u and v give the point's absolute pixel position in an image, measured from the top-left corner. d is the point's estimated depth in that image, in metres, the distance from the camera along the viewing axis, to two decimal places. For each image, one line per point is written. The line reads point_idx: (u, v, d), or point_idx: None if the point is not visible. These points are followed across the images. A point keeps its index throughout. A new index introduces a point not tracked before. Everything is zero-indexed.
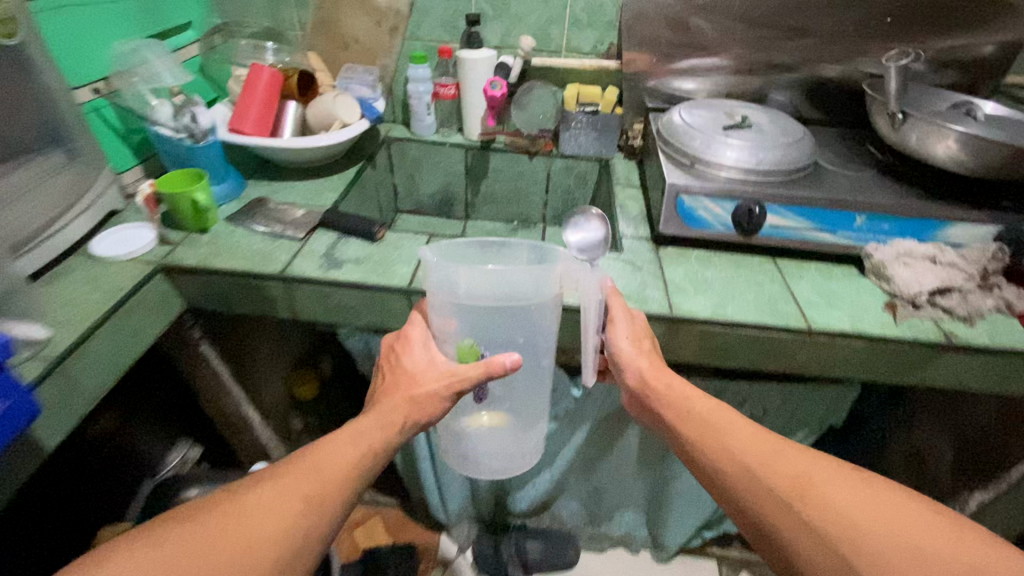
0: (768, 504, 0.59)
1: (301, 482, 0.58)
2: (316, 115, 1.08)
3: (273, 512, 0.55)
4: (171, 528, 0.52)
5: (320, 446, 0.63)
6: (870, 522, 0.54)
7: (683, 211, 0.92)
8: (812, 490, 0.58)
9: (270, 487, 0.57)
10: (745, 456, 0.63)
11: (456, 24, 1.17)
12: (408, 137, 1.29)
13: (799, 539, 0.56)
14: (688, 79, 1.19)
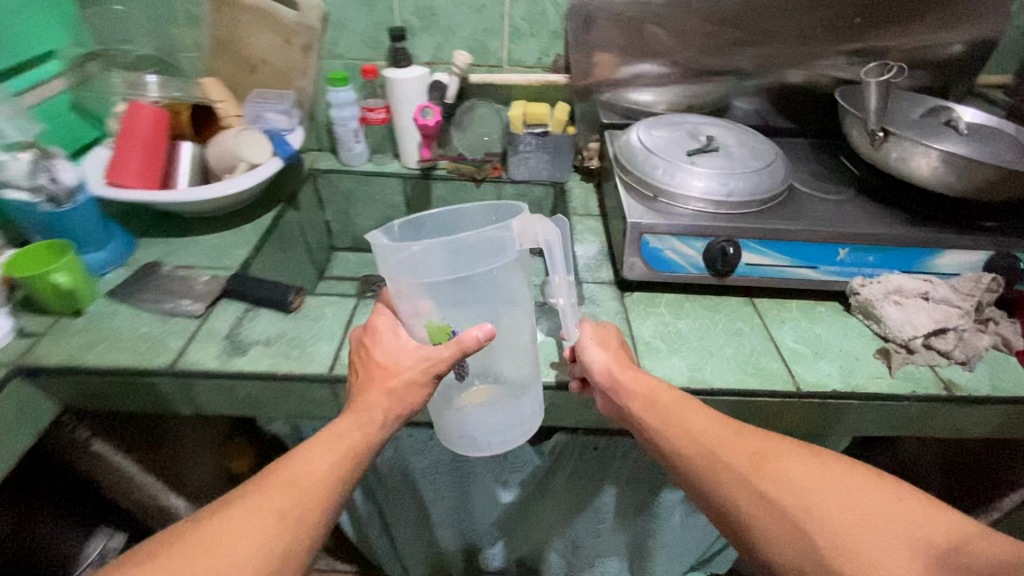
0: (733, 489, 0.58)
1: (268, 502, 0.53)
2: (217, 156, 0.92)
3: (239, 539, 0.50)
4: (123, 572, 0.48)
5: (286, 461, 0.57)
6: (829, 500, 0.54)
7: (648, 253, 0.81)
8: (774, 470, 0.57)
9: (233, 513, 0.52)
10: (712, 443, 0.61)
11: (379, 40, 1.02)
12: (336, 169, 1.13)
13: (764, 521, 0.56)
14: (646, 91, 1.07)
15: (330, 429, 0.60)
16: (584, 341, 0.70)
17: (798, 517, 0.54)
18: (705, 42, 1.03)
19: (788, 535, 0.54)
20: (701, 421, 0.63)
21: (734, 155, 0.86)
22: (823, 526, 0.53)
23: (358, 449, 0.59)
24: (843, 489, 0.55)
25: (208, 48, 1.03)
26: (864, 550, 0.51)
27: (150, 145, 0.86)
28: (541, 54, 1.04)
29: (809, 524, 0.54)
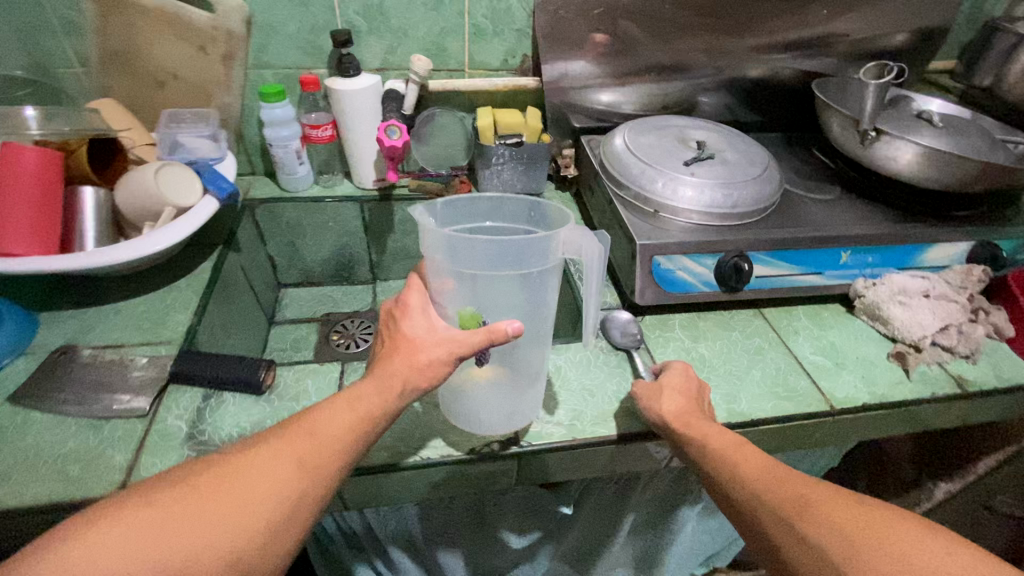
0: (767, 518, 0.48)
1: (283, 453, 0.48)
2: (132, 199, 0.74)
3: (250, 485, 0.45)
4: (128, 503, 0.43)
5: (311, 413, 0.51)
6: (878, 546, 0.42)
7: (661, 276, 0.75)
8: (813, 506, 0.46)
9: (246, 456, 0.47)
10: (752, 473, 0.51)
11: (317, 44, 0.86)
12: (278, 196, 0.97)
13: (797, 557, 0.45)
14: (619, 91, 1.00)
15: (354, 387, 0.53)
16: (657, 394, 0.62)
17: (834, 557, 0.43)
18: (678, 35, 0.96)
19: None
20: (752, 458, 0.53)
21: (730, 161, 0.82)
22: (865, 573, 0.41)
23: (381, 410, 0.52)
24: (902, 540, 0.42)
25: (97, 62, 0.82)
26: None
27: (41, 198, 0.67)
28: (506, 56, 0.93)
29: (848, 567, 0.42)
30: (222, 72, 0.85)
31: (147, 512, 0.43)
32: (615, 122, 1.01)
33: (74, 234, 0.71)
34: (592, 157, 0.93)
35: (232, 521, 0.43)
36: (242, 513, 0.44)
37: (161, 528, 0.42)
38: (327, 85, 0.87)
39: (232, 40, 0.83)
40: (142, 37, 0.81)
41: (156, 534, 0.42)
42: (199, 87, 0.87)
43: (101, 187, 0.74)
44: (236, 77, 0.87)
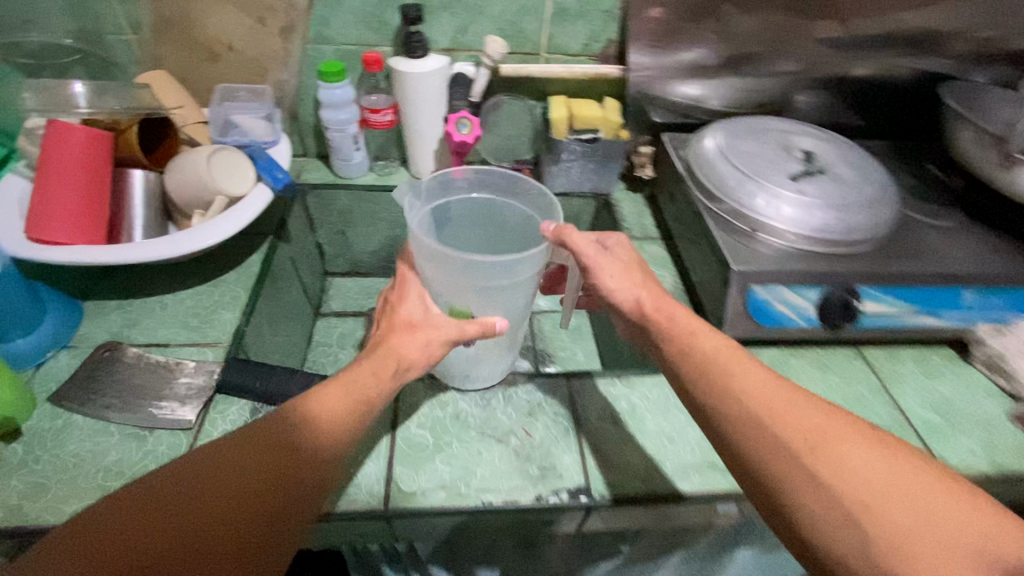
0: (771, 456, 0.43)
1: (304, 437, 0.42)
2: (182, 188, 0.69)
3: (283, 480, 0.40)
4: (130, 520, 0.35)
5: (311, 392, 0.46)
6: (898, 501, 0.39)
7: (755, 307, 0.66)
8: (835, 451, 0.42)
9: (260, 444, 0.41)
10: (756, 399, 0.46)
11: (383, 20, 0.78)
12: (330, 182, 0.91)
13: (810, 506, 0.41)
14: (710, 84, 0.89)
15: (351, 367, 0.49)
16: (609, 273, 0.60)
17: (856, 510, 0.39)
18: (781, 29, 0.86)
19: (836, 526, 0.40)
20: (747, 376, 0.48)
21: (844, 179, 0.71)
22: (886, 526, 0.38)
23: (382, 387, 0.49)
24: (920, 493, 0.40)
25: (151, 29, 0.76)
26: (931, 563, 0.37)
27: (86, 182, 0.62)
28: (589, 40, 0.83)
29: (869, 521, 0.39)
30: (281, 45, 0.79)
31: (166, 523, 0.36)
32: (701, 119, 0.91)
33: (120, 221, 0.66)
34: (676, 160, 0.83)
35: (267, 517, 0.39)
36: (279, 507, 0.39)
37: (189, 540, 0.36)
38: (391, 64, 0.79)
39: (293, 12, 0.76)
40: (199, 5, 0.75)
41: (187, 548, 0.35)
42: (254, 61, 0.80)
43: (151, 171, 0.69)
44: (295, 52, 0.80)
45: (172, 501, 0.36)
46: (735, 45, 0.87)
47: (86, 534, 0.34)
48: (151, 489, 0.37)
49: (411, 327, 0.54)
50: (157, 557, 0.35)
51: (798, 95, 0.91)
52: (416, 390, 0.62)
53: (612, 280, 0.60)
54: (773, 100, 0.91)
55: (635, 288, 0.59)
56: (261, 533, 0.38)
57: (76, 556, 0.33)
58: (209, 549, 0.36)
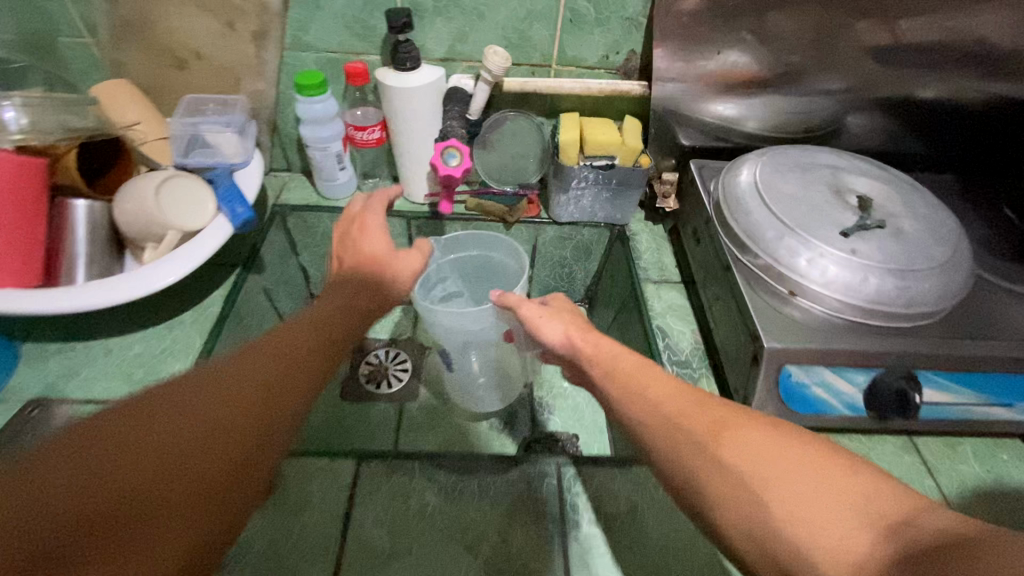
0: (680, 450, 0.41)
1: (299, 356, 0.39)
2: (129, 222, 0.61)
3: (287, 393, 0.36)
4: (118, 427, 0.28)
5: (290, 321, 0.42)
6: (792, 470, 0.36)
7: (789, 393, 0.55)
8: (729, 434, 0.39)
9: (254, 361, 0.36)
10: (662, 402, 0.44)
11: (368, 24, 0.68)
12: (312, 202, 0.82)
13: (716, 487, 0.38)
14: (748, 104, 0.76)
15: (321, 304, 0.46)
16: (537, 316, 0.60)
17: (753, 480, 0.36)
18: (842, 42, 0.72)
19: (736, 504, 0.36)
20: (655, 387, 0.47)
21: (910, 235, 0.58)
22: (783, 493, 0.35)
23: (356, 324, 0.47)
24: (813, 461, 0.36)
25: (110, 33, 0.68)
26: (826, 525, 0.33)
27: (12, 219, 0.53)
28: (608, 51, 0.71)
29: (766, 491, 0.35)
30: (254, 53, 0.69)
31: (167, 429, 0.29)
32: (735, 142, 0.78)
33: (57, 259, 0.58)
34: (702, 195, 0.71)
35: (278, 430, 0.34)
36: (284, 419, 0.35)
37: (197, 449, 0.30)
38: (377, 76, 0.69)
39: (266, 16, 0.67)
40: (162, 6, 0.66)
41: (194, 457, 0.29)
42: (226, 69, 0.71)
43: (98, 201, 0.61)
44: (270, 60, 0.71)
45: (167, 408, 0.30)
46: (783, 61, 0.73)
47: (54, 446, 0.27)
48: (137, 399, 0.30)
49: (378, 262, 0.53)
50: (161, 465, 0.28)
51: (854, 118, 0.78)
52: (379, 474, 0.53)
53: (545, 325, 0.60)
54: (822, 123, 0.78)
55: (565, 326, 0.59)
56: (267, 448, 0.33)
57: (54, 468, 0.26)
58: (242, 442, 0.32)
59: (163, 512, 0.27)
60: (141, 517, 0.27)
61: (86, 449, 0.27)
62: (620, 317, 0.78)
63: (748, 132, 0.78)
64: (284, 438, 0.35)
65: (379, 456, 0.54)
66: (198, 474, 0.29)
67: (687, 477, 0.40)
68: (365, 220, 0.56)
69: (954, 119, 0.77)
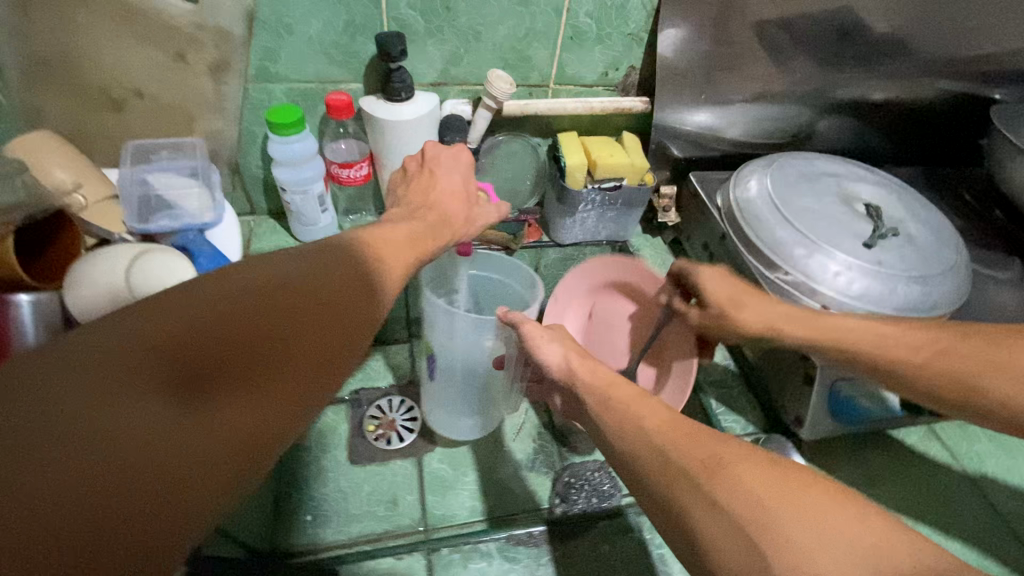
0: (672, 486, 0.37)
1: (383, 259, 0.39)
2: (87, 312, 0.48)
3: (373, 280, 0.36)
4: (215, 290, 0.30)
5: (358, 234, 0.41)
6: (794, 512, 0.32)
7: (837, 405, 0.57)
8: (729, 469, 0.35)
9: (345, 249, 0.37)
10: (659, 434, 0.41)
11: (351, 50, 0.60)
12: (291, 249, 0.72)
13: (708, 531, 0.34)
14: (727, 112, 0.75)
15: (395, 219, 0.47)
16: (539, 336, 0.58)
17: (747, 518, 0.33)
18: (828, 50, 0.73)
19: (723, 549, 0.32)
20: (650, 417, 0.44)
21: (917, 239, 0.62)
22: (781, 539, 0.31)
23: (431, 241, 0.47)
24: (815, 505, 0.32)
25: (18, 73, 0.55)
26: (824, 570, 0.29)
27: None
28: (608, 68, 0.68)
29: (758, 530, 0.32)
30: (212, 88, 0.59)
31: (272, 292, 0.31)
32: (729, 151, 0.79)
33: None
34: (711, 210, 0.71)
35: (358, 308, 0.34)
36: (370, 301, 0.35)
37: (264, 317, 0.30)
38: (365, 108, 0.61)
39: (225, 44, 0.56)
40: (88, 38, 0.54)
41: (263, 323, 0.29)
42: (178, 108, 0.60)
43: (44, 291, 0.49)
44: (232, 95, 0.60)
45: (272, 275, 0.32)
46: (777, 70, 0.73)
47: (182, 294, 0.29)
48: (248, 264, 0.32)
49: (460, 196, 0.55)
50: (267, 319, 0.30)
51: (831, 121, 0.81)
52: None
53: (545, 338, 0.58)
54: (805, 127, 0.81)
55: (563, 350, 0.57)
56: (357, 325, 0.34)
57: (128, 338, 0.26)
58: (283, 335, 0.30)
59: (228, 380, 0.27)
60: (254, 358, 0.28)
61: (207, 298, 0.29)
62: None
63: (728, 139, 0.78)
64: (372, 320, 0.35)
65: None
66: (298, 332, 0.30)
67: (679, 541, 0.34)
68: (436, 156, 0.56)
69: (916, 118, 0.83)
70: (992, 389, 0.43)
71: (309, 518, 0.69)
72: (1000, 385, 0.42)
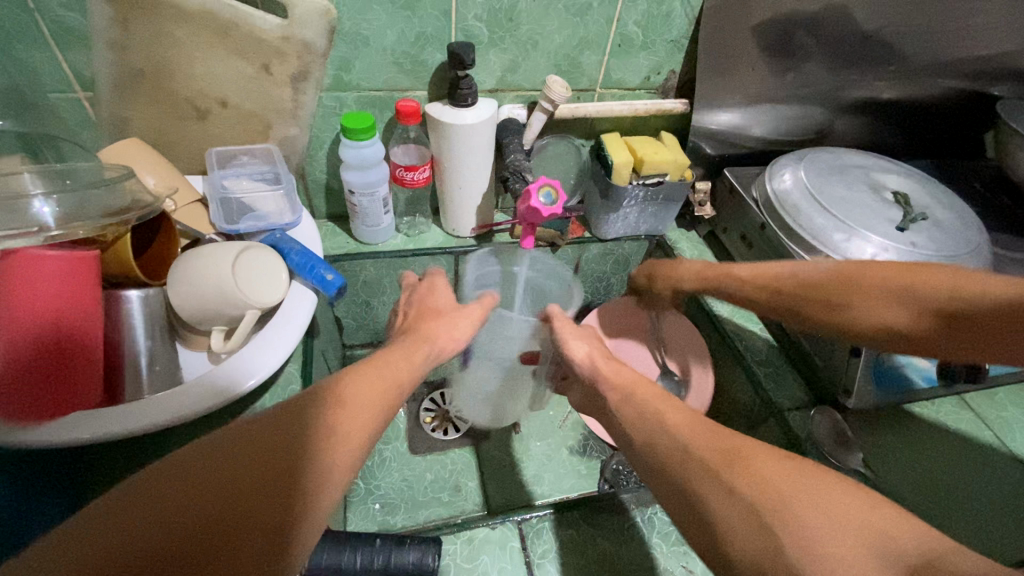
0: (688, 473, 0.39)
1: (351, 412, 0.38)
2: (187, 303, 0.53)
3: (336, 443, 0.36)
4: (195, 470, 0.30)
5: (343, 373, 0.42)
6: (806, 497, 0.34)
7: (878, 375, 0.61)
8: (741, 461, 0.37)
9: (301, 415, 0.36)
10: (675, 428, 0.43)
11: (421, 60, 0.64)
12: (352, 249, 0.76)
13: (728, 518, 0.35)
14: (754, 113, 0.81)
15: (374, 357, 0.47)
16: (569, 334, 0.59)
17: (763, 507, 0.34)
18: (848, 53, 0.79)
19: (750, 529, 0.34)
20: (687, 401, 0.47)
21: (943, 223, 0.68)
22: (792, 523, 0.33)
23: (409, 377, 0.47)
24: (820, 489, 0.34)
25: (114, 85, 0.59)
26: (827, 551, 0.31)
27: (71, 325, 0.45)
28: (650, 72, 0.74)
29: (771, 515, 0.34)
30: (291, 97, 0.63)
31: (209, 482, 0.30)
32: (755, 148, 0.84)
33: (120, 363, 0.50)
34: (748, 202, 0.75)
35: (332, 472, 0.34)
36: (338, 469, 0.35)
37: (239, 501, 0.30)
38: (430, 111, 0.65)
39: (308, 56, 0.60)
40: (183, 52, 0.58)
41: (237, 508, 0.29)
42: (257, 117, 0.64)
43: (152, 287, 0.54)
44: (307, 103, 0.64)
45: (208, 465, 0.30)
46: (801, 73, 0.79)
47: (118, 500, 0.28)
48: (192, 449, 0.31)
49: (439, 313, 0.58)
50: (199, 518, 0.28)
51: (849, 120, 0.87)
52: (544, 529, 0.52)
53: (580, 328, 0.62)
54: (827, 125, 0.86)
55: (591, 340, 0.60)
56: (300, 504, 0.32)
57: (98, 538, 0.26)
58: (254, 520, 0.30)
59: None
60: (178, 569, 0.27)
61: (141, 502, 0.28)
62: None
63: (755, 136, 0.83)
64: (322, 492, 0.33)
65: (538, 511, 0.53)
66: (235, 527, 0.29)
67: (708, 531, 0.36)
68: (435, 283, 0.63)
69: (926, 115, 0.89)
70: (831, 323, 0.52)
71: (378, 506, 0.70)
72: (834, 315, 0.51)
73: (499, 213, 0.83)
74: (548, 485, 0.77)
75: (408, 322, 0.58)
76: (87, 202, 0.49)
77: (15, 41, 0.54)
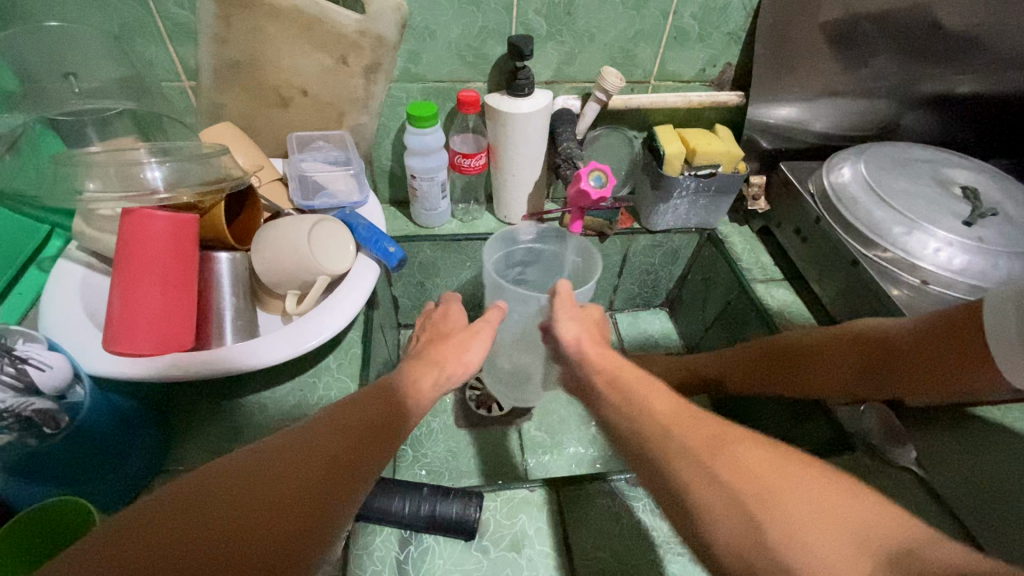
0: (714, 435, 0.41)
1: (362, 437, 0.40)
2: (270, 266, 0.59)
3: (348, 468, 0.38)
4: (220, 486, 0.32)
5: (352, 397, 0.45)
6: (798, 496, 0.33)
7: None
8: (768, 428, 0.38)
9: (315, 441, 0.38)
10: None
11: (483, 53, 0.69)
12: (412, 232, 0.81)
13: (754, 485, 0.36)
14: (814, 107, 0.80)
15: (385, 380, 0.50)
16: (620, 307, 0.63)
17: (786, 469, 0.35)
18: (919, 45, 0.76)
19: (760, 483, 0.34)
20: None
21: (1015, 219, 0.65)
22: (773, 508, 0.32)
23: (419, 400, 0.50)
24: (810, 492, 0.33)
25: (214, 75, 0.67)
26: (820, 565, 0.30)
27: (173, 283, 0.51)
28: (705, 65, 0.76)
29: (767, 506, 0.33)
30: (363, 87, 0.69)
31: (229, 499, 0.32)
32: (814, 143, 0.83)
33: (207, 318, 0.55)
34: (804, 196, 0.74)
35: (340, 495, 0.36)
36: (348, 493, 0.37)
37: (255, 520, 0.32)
38: (488, 99, 0.69)
39: (380, 49, 0.66)
40: (272, 45, 0.65)
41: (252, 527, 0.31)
42: (333, 105, 0.71)
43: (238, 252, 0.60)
44: (378, 92, 0.70)
45: (224, 489, 0.32)
46: (867, 67, 0.77)
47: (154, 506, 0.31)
48: (216, 469, 0.34)
49: (444, 338, 0.61)
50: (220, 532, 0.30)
51: (919, 116, 0.83)
52: (579, 496, 0.55)
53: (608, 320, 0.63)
54: (896, 119, 0.84)
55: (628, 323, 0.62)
56: (309, 526, 0.34)
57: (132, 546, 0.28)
58: (266, 540, 0.31)
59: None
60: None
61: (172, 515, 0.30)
62: (726, 317, 0.84)
63: (815, 132, 0.82)
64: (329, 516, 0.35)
65: (576, 479, 0.55)
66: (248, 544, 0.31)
67: None
68: (448, 309, 0.69)
69: (1005, 112, 0.84)
70: None
71: (423, 472, 0.75)
72: None
73: (550, 202, 0.86)
74: (587, 466, 0.79)
75: (427, 339, 0.63)
76: (188, 173, 0.57)
77: (139, 39, 0.63)
